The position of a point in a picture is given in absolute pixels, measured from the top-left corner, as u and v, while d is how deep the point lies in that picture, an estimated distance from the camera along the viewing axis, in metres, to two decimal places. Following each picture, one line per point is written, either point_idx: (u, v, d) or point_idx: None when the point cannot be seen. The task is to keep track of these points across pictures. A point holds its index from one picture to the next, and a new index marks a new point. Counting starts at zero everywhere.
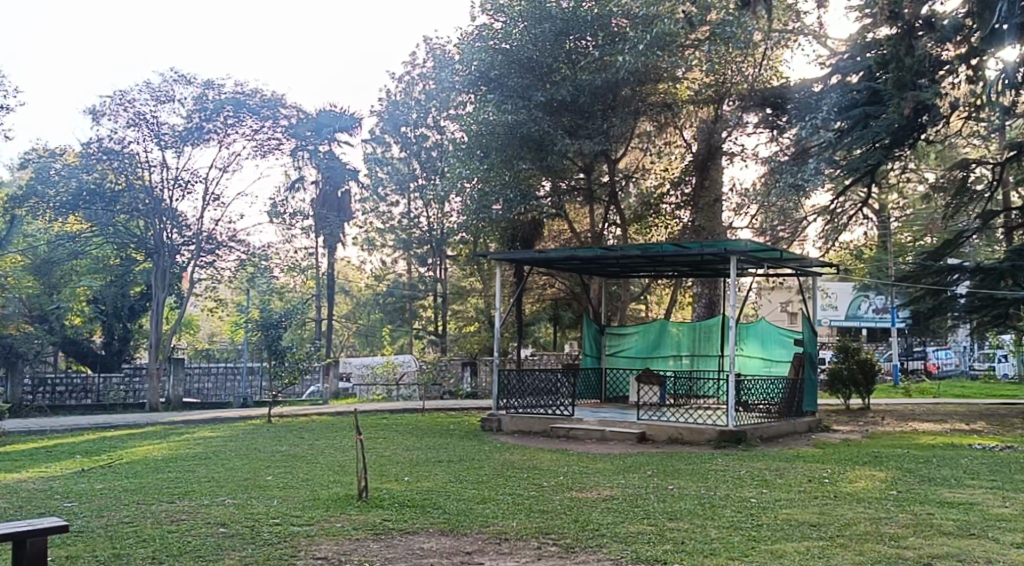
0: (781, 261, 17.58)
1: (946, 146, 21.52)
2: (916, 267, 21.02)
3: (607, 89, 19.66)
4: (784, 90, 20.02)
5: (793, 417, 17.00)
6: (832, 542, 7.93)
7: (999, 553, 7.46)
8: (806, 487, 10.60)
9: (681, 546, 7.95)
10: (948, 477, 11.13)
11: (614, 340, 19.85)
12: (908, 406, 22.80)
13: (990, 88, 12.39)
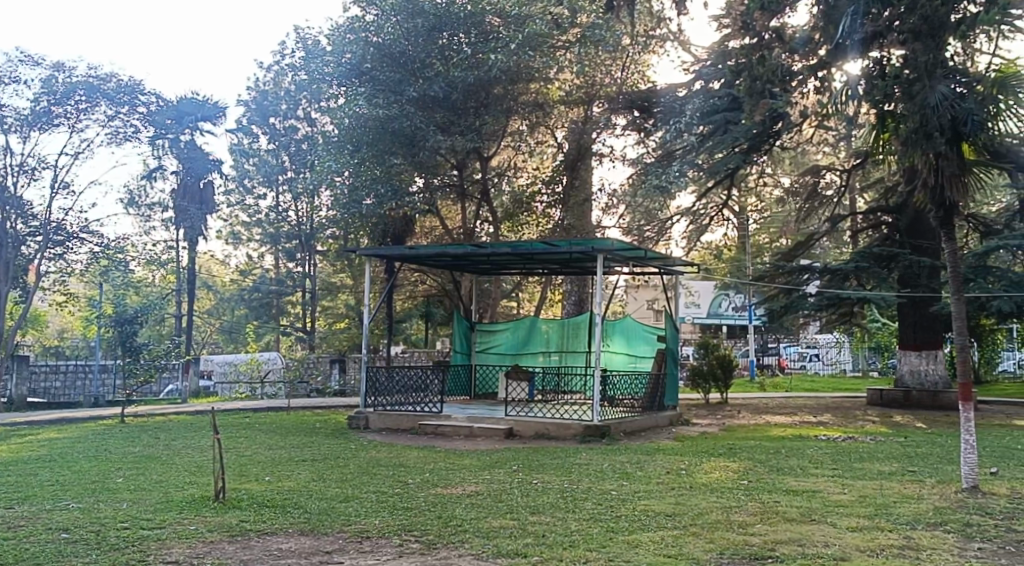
0: (646, 260, 18.12)
1: (799, 152, 22.68)
2: (770, 268, 22.03)
3: (479, 87, 19.72)
4: (651, 94, 21.09)
5: (656, 412, 17.51)
6: (686, 531, 8.24)
7: (836, 537, 7.91)
8: (664, 479, 10.97)
9: (542, 539, 8.08)
10: (794, 467, 11.73)
11: (483, 336, 19.93)
12: (762, 400, 23.90)
13: (835, 98, 13.02)
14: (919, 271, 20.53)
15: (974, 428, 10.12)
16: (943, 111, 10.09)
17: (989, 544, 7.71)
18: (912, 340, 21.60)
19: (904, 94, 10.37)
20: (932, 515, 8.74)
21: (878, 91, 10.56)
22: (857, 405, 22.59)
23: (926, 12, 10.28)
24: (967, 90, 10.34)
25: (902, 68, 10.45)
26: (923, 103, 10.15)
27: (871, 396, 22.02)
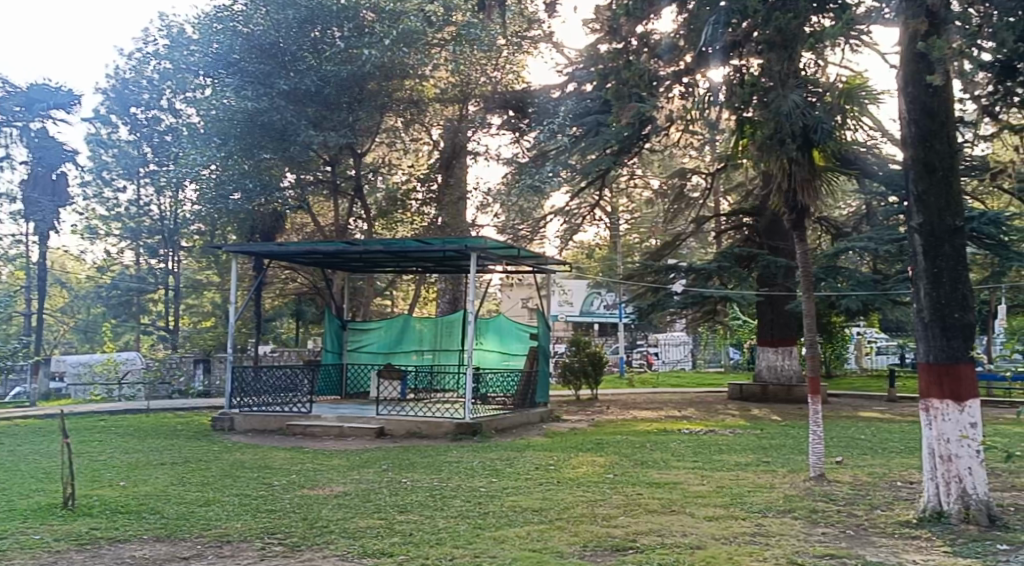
0: (519, 258, 18.25)
1: (667, 155, 23.33)
2: (639, 267, 22.63)
3: (352, 82, 19.45)
4: (525, 94, 21.31)
5: (528, 409, 17.68)
6: (551, 525, 8.35)
7: (694, 527, 8.19)
8: (533, 474, 11.12)
9: (409, 537, 8.05)
10: (657, 460, 12.09)
11: (355, 335, 19.69)
12: (630, 395, 24.52)
13: (699, 104, 13.32)
14: (776, 271, 21.49)
15: (822, 421, 10.60)
16: (796, 118, 10.63)
17: (832, 528, 8.15)
18: (770, 336, 22.43)
19: (760, 103, 10.84)
20: (782, 503, 9.17)
21: (738, 99, 10.96)
22: (719, 399, 23.47)
23: (781, 24, 10.56)
24: (816, 100, 10.93)
25: (760, 76, 10.87)
26: (777, 112, 10.62)
27: (732, 390, 22.96)
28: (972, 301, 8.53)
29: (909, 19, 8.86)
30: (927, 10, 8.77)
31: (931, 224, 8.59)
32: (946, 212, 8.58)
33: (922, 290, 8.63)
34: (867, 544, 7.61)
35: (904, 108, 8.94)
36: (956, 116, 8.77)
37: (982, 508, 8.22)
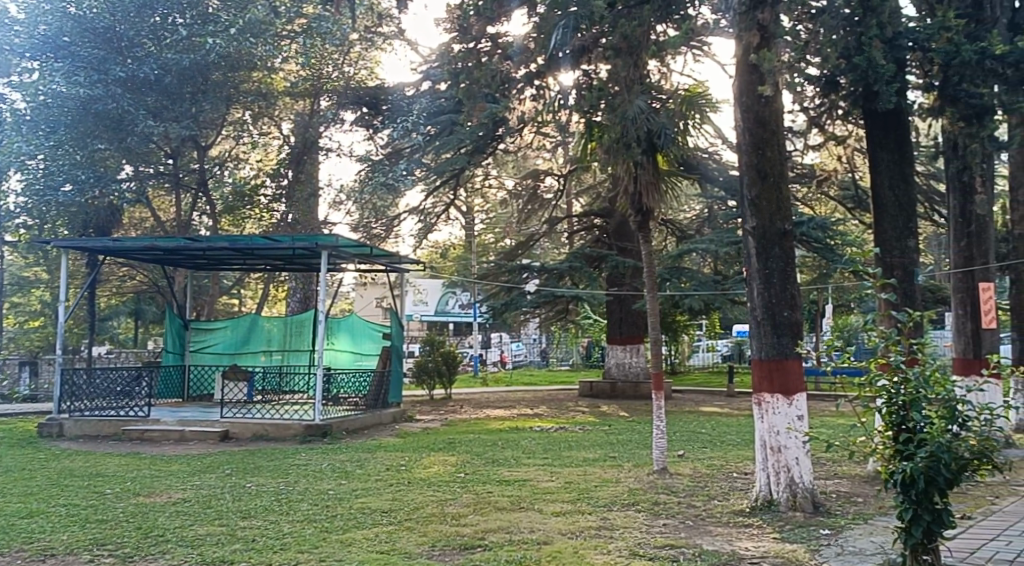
0: (372, 257, 18.01)
1: (521, 155, 23.60)
2: (493, 266, 22.75)
3: (196, 72, 18.72)
4: (378, 91, 21.08)
5: (380, 409, 17.47)
6: (399, 526, 8.27)
7: (541, 523, 8.28)
8: (383, 475, 10.99)
9: (251, 544, 7.79)
10: (507, 457, 12.19)
11: (198, 335, 18.93)
12: (483, 394, 24.63)
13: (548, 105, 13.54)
14: (624, 272, 22.09)
15: (665, 416, 10.96)
16: (641, 123, 10.93)
17: (672, 519, 8.42)
18: (619, 334, 23.09)
19: (607, 107, 11.12)
20: (626, 496, 9.42)
21: (586, 102, 11.22)
22: (570, 397, 23.94)
23: (626, 31, 10.93)
24: (660, 105, 11.31)
25: (608, 82, 11.15)
26: (623, 116, 10.91)
27: (583, 387, 23.47)
28: (800, 301, 9.01)
29: (742, 32, 9.32)
30: (758, 24, 9.25)
31: (763, 227, 9.02)
32: (777, 216, 9.03)
33: (755, 290, 9.06)
34: (704, 534, 7.90)
35: (739, 116, 9.37)
36: (785, 125, 9.24)
37: (808, 495, 8.70)
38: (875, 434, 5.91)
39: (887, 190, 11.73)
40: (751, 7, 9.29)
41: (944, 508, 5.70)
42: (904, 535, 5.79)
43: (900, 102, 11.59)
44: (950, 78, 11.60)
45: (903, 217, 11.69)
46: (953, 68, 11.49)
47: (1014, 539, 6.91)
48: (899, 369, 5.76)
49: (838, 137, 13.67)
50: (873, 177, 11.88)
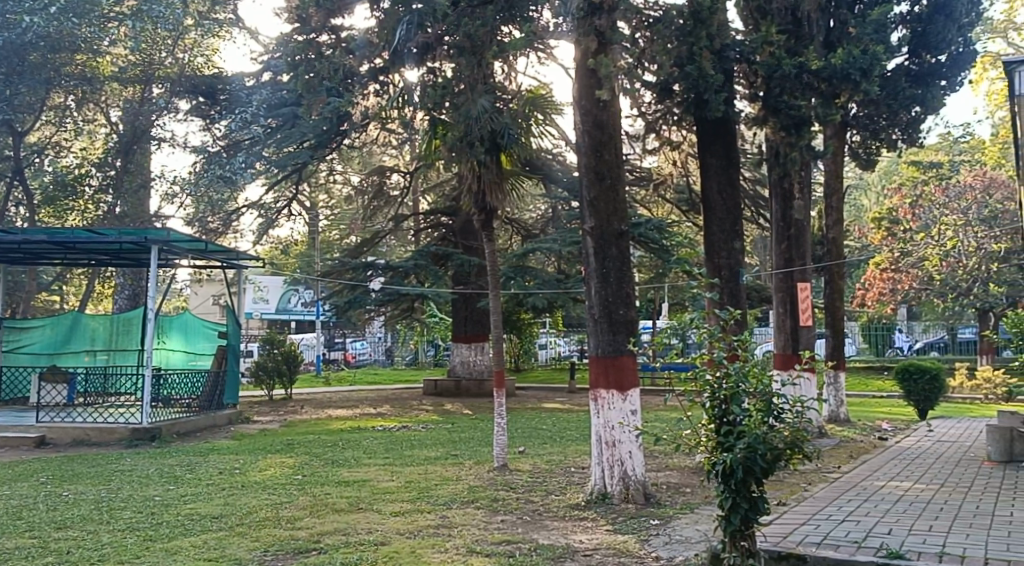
0: (207, 253, 17.31)
1: (366, 151, 23.25)
2: (336, 264, 22.33)
3: (11, 51, 17.57)
4: (216, 80, 19.91)
5: (214, 411, 16.82)
6: (230, 531, 7.97)
7: (380, 523, 8.17)
8: (216, 479, 10.58)
9: (65, 556, 7.31)
10: (348, 458, 11.98)
11: (13, 333, 17.68)
12: (325, 394, 24.16)
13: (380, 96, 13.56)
14: (469, 270, 22.19)
15: (505, 413, 11.08)
16: (485, 122, 10.92)
17: (510, 515, 8.51)
18: (464, 332, 23.30)
19: (452, 106, 11.07)
20: (466, 493, 9.46)
21: (431, 99, 11.13)
22: (415, 396, 23.83)
23: (469, 30, 10.96)
24: (505, 105, 11.34)
25: (454, 81, 11.13)
26: (467, 115, 10.86)
27: (427, 386, 23.44)
28: (635, 299, 9.29)
29: (581, 37, 9.52)
30: (596, 30, 9.46)
31: (600, 227, 9.25)
32: (614, 217, 9.28)
33: (592, 288, 9.27)
34: (541, 528, 8.02)
35: (578, 119, 9.55)
36: (621, 129, 9.50)
37: (639, 487, 8.99)
38: (699, 427, 6.16)
39: (716, 194, 12.30)
40: (589, 13, 9.47)
41: (760, 496, 6.00)
42: (724, 523, 6.07)
43: (728, 110, 12.16)
44: (773, 89, 12.33)
45: (730, 219, 12.30)
46: (774, 80, 12.23)
47: (821, 522, 7.38)
48: (720, 364, 6.02)
49: (673, 142, 14.21)
50: (703, 181, 12.41)
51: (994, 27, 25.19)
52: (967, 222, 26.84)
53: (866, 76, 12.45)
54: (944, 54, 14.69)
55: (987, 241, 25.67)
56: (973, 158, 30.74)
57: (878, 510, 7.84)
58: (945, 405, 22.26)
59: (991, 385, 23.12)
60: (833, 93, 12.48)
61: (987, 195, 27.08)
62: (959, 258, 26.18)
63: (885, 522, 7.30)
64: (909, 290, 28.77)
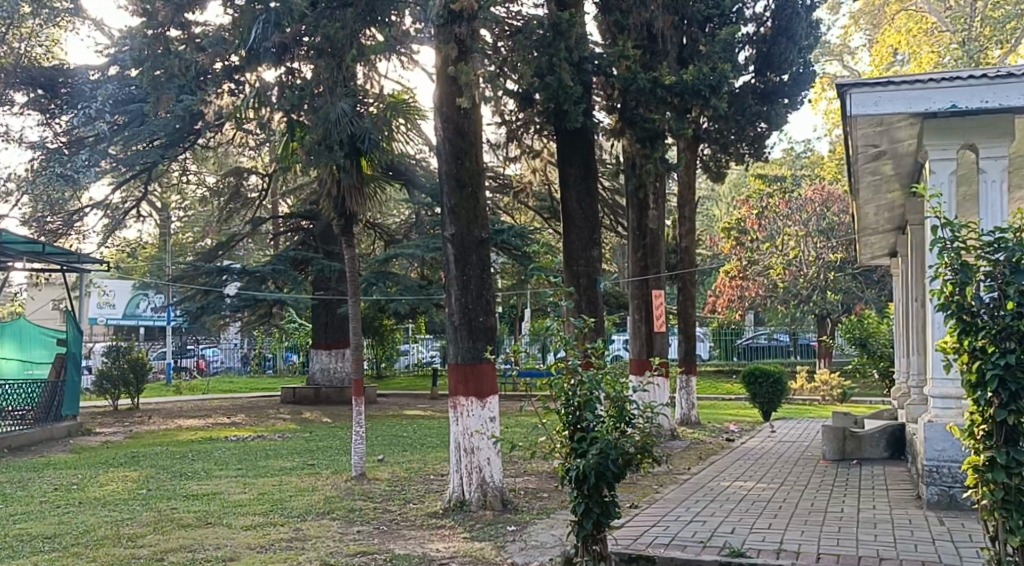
0: (46, 255, 16.32)
1: (222, 152, 22.51)
2: (189, 268, 21.50)
3: None
4: (57, 72, 18.72)
5: (51, 423, 15.86)
6: (63, 552, 7.51)
7: (228, 538, 7.89)
8: (50, 496, 9.97)
9: None
10: (198, 470, 11.53)
11: None
12: (174, 403, 23.21)
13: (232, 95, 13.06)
14: (329, 275, 21.78)
15: (364, 422, 10.93)
16: (344, 126, 10.72)
17: (366, 525, 8.39)
18: (324, 339, 22.92)
19: (310, 108, 10.83)
20: (322, 504, 9.26)
21: (288, 101, 10.84)
22: (272, 404, 23.27)
23: (329, 32, 10.75)
24: (366, 110, 11.11)
25: (314, 83, 10.88)
26: (324, 118, 10.67)
27: (286, 393, 22.92)
28: (494, 307, 9.36)
29: (441, 44, 9.48)
30: (456, 38, 9.42)
31: (461, 235, 9.26)
32: (475, 224, 9.32)
33: (452, 296, 9.27)
34: (397, 538, 7.94)
35: (438, 126, 9.53)
36: (482, 137, 9.53)
37: (497, 494, 9.02)
38: (553, 434, 6.25)
39: (575, 203, 12.54)
40: (449, 20, 9.44)
41: (612, 501, 6.13)
42: (578, 528, 6.17)
43: (586, 121, 12.40)
44: (629, 102, 12.75)
45: (588, 228, 12.56)
46: (630, 94, 12.64)
47: (670, 523, 7.62)
48: (574, 371, 6.10)
49: (533, 150, 14.43)
50: (562, 190, 12.63)
51: (831, 50, 26.80)
52: (808, 233, 28.38)
53: (715, 92, 12.96)
54: (787, 74, 15.46)
55: (824, 252, 28.33)
56: (812, 174, 32.59)
57: (723, 510, 8.17)
58: (787, 406, 23.53)
59: (828, 387, 24.50)
60: (685, 108, 12.92)
61: (825, 207, 28.47)
62: (799, 267, 28.48)
63: (729, 521, 7.61)
64: (756, 298, 30.15)
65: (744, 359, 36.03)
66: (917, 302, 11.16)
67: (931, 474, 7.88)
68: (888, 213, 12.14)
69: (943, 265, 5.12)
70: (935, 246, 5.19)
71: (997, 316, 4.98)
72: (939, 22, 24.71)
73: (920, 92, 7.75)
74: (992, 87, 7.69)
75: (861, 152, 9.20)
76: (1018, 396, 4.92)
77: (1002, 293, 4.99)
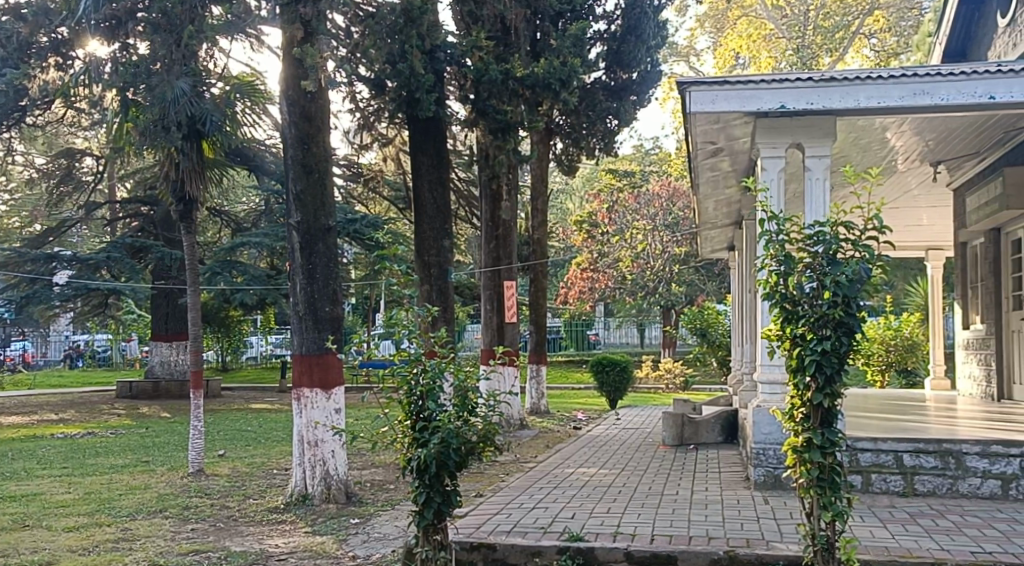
0: None
1: (53, 131, 21.11)
2: (14, 254, 20.09)
3: None
4: None
5: None
6: None
7: (48, 541, 7.41)
8: None
9: None
10: (17, 470, 10.76)
11: None
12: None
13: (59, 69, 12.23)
14: (170, 264, 20.80)
15: (202, 416, 10.50)
16: (183, 105, 10.08)
17: (202, 523, 8.07)
18: (164, 330, 21.92)
19: (145, 87, 10.16)
20: (154, 503, 8.84)
21: (122, 77, 10.17)
22: (105, 399, 22.07)
23: (165, 7, 10.15)
24: (207, 92, 10.48)
25: (150, 61, 10.19)
26: (162, 97, 9.94)
27: (121, 387, 21.80)
28: (341, 296, 9.18)
29: (286, 24, 9.21)
30: (301, 18, 9.19)
31: (307, 222, 9.03)
32: (321, 212, 9.09)
33: (297, 284, 9.04)
34: (234, 535, 7.67)
35: (284, 109, 9.24)
36: (329, 122, 9.31)
37: (341, 487, 8.87)
38: (395, 424, 6.16)
39: (426, 193, 12.47)
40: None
41: (454, 490, 6.12)
42: (418, 517, 6.12)
43: (438, 111, 12.29)
44: (481, 93, 12.72)
45: (440, 218, 12.51)
46: (482, 84, 12.61)
47: (513, 511, 7.69)
48: (418, 360, 6.01)
49: (385, 138, 14.25)
50: (414, 179, 12.53)
51: (679, 51, 27.75)
52: (654, 227, 29.21)
53: (566, 87, 13.20)
54: (635, 71, 15.86)
55: (670, 246, 29.20)
56: (661, 169, 33.60)
57: (566, 496, 8.32)
58: (633, 395, 24.17)
59: (671, 376, 25.27)
60: (535, 100, 13.14)
61: (671, 204, 29.39)
62: (646, 260, 29.47)
63: (571, 507, 7.76)
64: (605, 290, 30.71)
65: (593, 349, 36.88)
66: (750, 294, 11.70)
67: (758, 456, 8.28)
68: (726, 208, 12.67)
69: (769, 257, 5.36)
70: (761, 238, 5.43)
71: (816, 304, 5.25)
72: (776, 29, 26.02)
73: (753, 91, 8.09)
74: (816, 90, 8.07)
75: (701, 148, 9.53)
76: (832, 379, 5.23)
77: (820, 284, 5.24)
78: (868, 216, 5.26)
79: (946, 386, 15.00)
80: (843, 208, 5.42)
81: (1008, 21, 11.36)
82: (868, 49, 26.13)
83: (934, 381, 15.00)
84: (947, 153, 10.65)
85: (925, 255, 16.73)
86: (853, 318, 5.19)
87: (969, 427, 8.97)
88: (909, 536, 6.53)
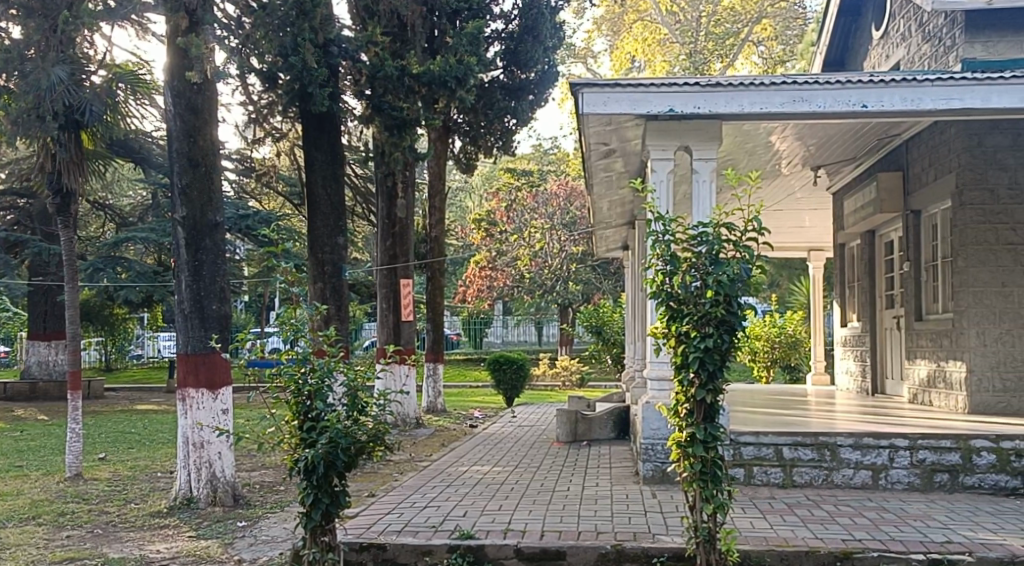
0: None
1: None
2: None
3: None
4: None
5: None
6: None
7: None
8: None
9: None
10: None
11: None
12: None
13: None
14: (47, 259, 19.86)
15: (81, 418, 10.07)
16: (60, 94, 9.63)
17: (78, 530, 7.74)
18: (42, 329, 20.96)
19: (20, 74, 9.82)
20: (27, 509, 8.43)
21: None
22: None
23: None
24: (87, 81, 10.02)
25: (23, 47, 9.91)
26: (36, 84, 9.59)
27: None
28: (229, 294, 8.93)
29: (169, 13, 8.88)
30: (185, 7, 8.87)
31: (193, 217, 8.75)
32: (207, 207, 8.82)
33: (183, 281, 8.75)
34: (113, 541, 7.39)
35: (168, 100, 8.92)
36: (217, 114, 9.04)
37: (228, 489, 8.63)
38: (283, 425, 6.02)
39: (320, 188, 12.26)
40: None
41: (342, 490, 6.04)
42: (305, 519, 6.01)
43: (331, 106, 12.10)
44: (376, 89, 12.59)
45: (334, 215, 12.29)
46: (378, 80, 12.51)
47: (405, 510, 7.64)
48: (306, 359, 5.88)
49: (278, 132, 13.94)
50: (307, 175, 12.30)
51: (576, 53, 28.09)
52: (552, 226, 29.56)
53: (461, 85, 13.13)
54: (533, 71, 15.83)
55: (567, 245, 29.59)
56: (558, 169, 33.93)
57: (458, 495, 8.30)
58: (530, 393, 24.33)
59: (568, 373, 25.53)
60: (431, 98, 13.06)
61: (568, 203, 30.28)
62: (544, 258, 29.72)
63: (462, 505, 7.75)
64: (503, 288, 30.55)
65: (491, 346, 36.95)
66: (640, 292, 11.93)
67: (646, 451, 8.44)
68: (619, 208, 12.88)
69: (655, 256, 5.49)
70: (649, 238, 5.55)
71: (699, 303, 5.38)
72: (670, 34, 26.55)
73: (643, 95, 8.25)
74: (703, 94, 8.29)
75: (594, 148, 9.66)
76: (714, 375, 5.38)
77: (703, 283, 5.37)
78: (748, 218, 5.40)
79: (826, 381, 15.60)
80: (725, 209, 5.57)
81: (882, 34, 11.89)
82: (757, 56, 27.36)
83: (815, 376, 15.58)
84: (827, 158, 11.08)
85: (806, 254, 17.40)
86: (734, 316, 5.36)
87: (845, 420, 9.37)
88: (785, 526, 6.77)
